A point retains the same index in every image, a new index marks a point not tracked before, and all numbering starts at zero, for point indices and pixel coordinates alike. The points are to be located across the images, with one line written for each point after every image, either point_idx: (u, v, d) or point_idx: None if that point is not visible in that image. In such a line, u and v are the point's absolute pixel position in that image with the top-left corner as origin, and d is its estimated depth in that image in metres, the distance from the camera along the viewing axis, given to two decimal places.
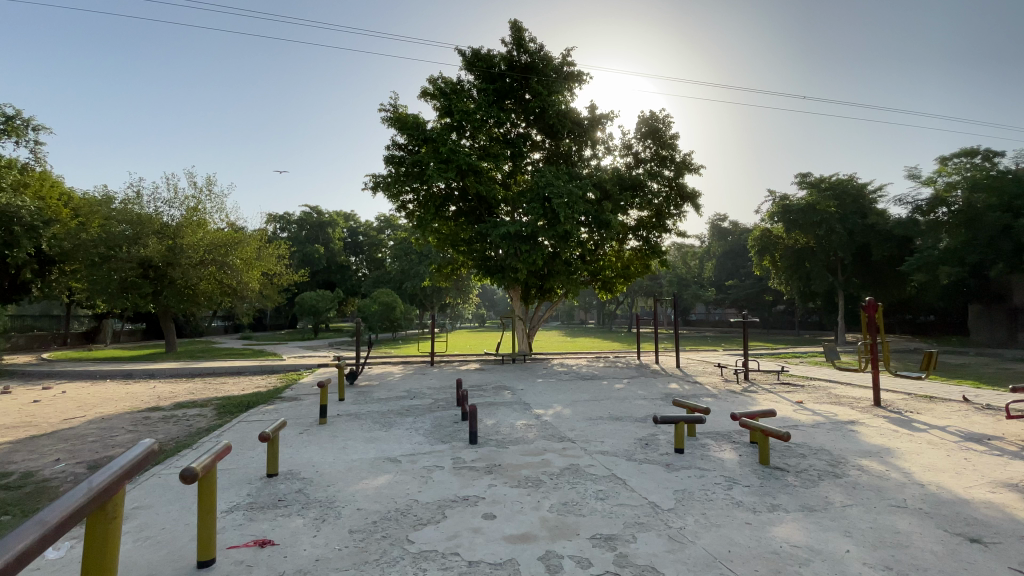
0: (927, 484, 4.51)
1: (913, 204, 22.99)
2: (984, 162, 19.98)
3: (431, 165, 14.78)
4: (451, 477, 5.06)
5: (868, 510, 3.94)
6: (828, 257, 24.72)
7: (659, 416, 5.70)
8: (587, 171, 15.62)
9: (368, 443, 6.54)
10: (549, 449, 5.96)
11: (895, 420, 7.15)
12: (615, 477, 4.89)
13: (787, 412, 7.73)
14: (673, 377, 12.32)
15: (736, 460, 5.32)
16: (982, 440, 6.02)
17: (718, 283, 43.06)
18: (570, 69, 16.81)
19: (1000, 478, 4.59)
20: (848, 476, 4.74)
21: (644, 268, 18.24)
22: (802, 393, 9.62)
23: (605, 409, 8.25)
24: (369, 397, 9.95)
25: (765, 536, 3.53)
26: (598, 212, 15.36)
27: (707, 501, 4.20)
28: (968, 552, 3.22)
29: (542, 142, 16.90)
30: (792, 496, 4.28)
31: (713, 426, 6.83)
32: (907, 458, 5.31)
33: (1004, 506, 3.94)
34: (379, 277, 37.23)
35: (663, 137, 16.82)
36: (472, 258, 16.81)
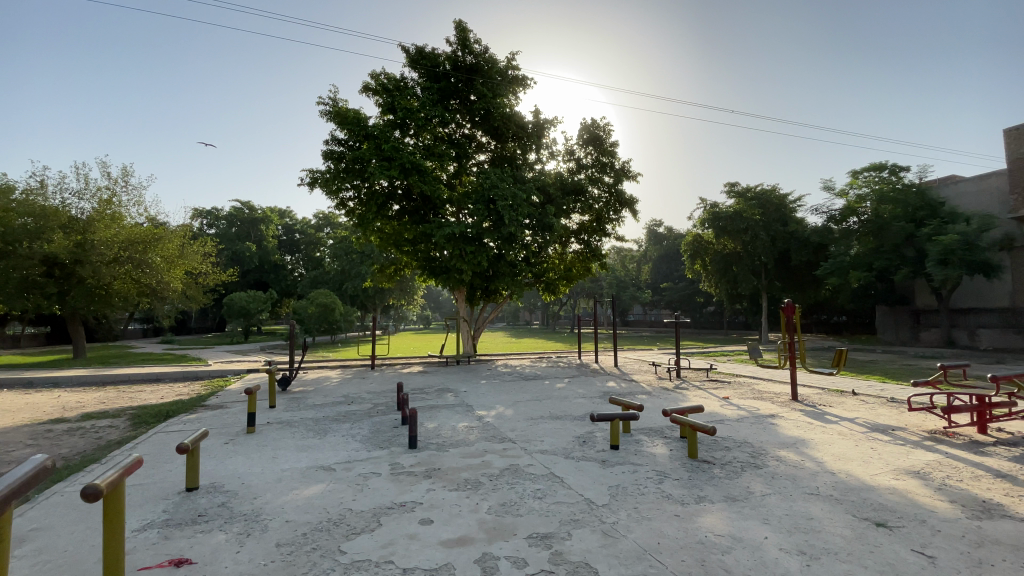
0: (837, 472, 4.91)
1: (828, 213, 25.06)
2: (890, 176, 22.06)
3: (372, 162, 14.41)
4: (388, 484, 4.93)
5: (786, 498, 4.22)
6: (754, 261, 26.48)
7: (596, 415, 5.83)
8: (532, 174, 15.78)
9: (300, 452, 6.24)
10: (490, 450, 5.94)
11: (810, 413, 7.74)
12: (553, 476, 4.95)
13: (715, 408, 8.17)
14: (612, 376, 12.68)
15: (667, 455, 5.55)
16: (883, 430, 6.63)
17: (654, 286, 44.93)
18: (515, 73, 16.95)
19: (900, 466, 5.06)
20: (768, 467, 5.08)
21: (585, 271, 18.66)
22: (730, 389, 10.20)
23: (546, 409, 8.37)
24: (303, 403, 9.51)
25: (692, 527, 3.70)
26: (541, 216, 15.56)
27: (640, 496, 4.35)
28: (873, 536, 3.52)
29: (487, 144, 16.91)
30: (718, 487, 4.52)
31: (648, 423, 7.09)
32: (820, 449, 5.76)
33: (902, 492, 4.36)
34: (317, 277, 35.74)
35: (604, 145, 17.33)
36: (416, 258, 16.52)
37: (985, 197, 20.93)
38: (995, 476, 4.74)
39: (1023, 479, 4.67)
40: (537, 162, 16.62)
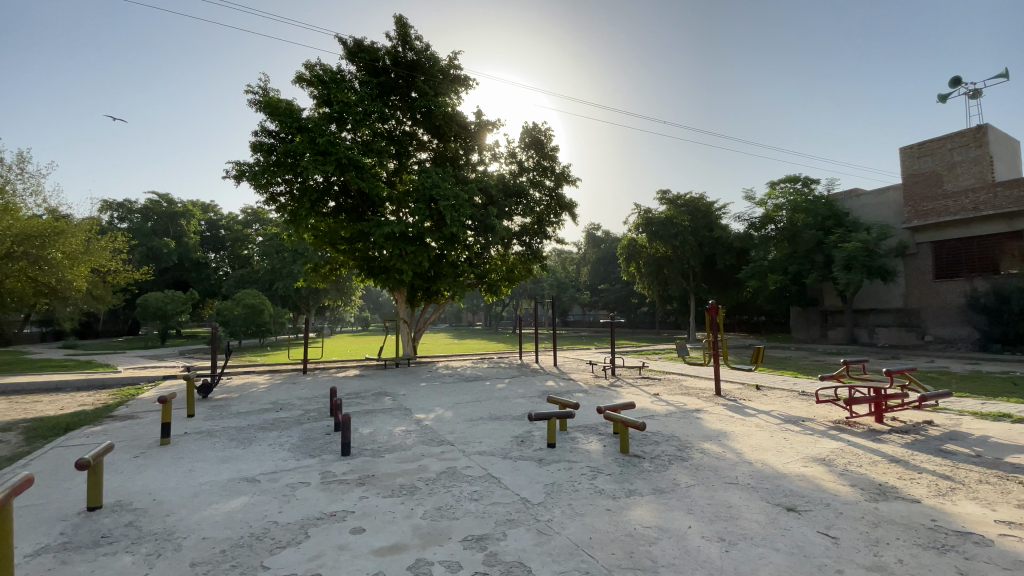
0: (754, 462, 5.27)
1: (749, 220, 26.94)
2: (803, 188, 24.03)
3: (306, 156, 13.73)
4: (318, 493, 4.71)
5: (708, 488, 4.48)
6: (683, 265, 27.94)
7: (534, 415, 5.89)
8: (474, 175, 15.73)
9: (222, 464, 5.82)
10: (427, 454, 5.85)
11: (731, 407, 8.28)
12: (490, 477, 4.95)
13: (647, 404, 8.52)
14: (551, 376, 12.90)
15: (601, 451, 5.72)
16: (795, 421, 7.20)
17: (593, 287, 46.23)
18: (457, 73, 16.84)
19: (809, 455, 5.52)
20: (693, 459, 5.36)
21: (527, 272, 18.86)
22: (660, 386, 10.69)
23: (485, 410, 8.37)
24: (227, 411, 8.90)
25: (622, 520, 3.83)
26: (483, 217, 15.58)
27: (574, 492, 4.44)
28: (784, 520, 3.81)
29: (429, 143, 16.64)
30: (646, 480, 4.72)
31: (584, 421, 7.27)
32: (739, 440, 6.16)
33: (810, 478, 4.76)
34: (244, 276, 33.66)
35: (545, 149, 17.58)
36: (354, 257, 15.93)
37: (882, 209, 23.32)
38: (888, 461, 5.27)
39: (909, 462, 5.25)
40: (478, 163, 16.57)
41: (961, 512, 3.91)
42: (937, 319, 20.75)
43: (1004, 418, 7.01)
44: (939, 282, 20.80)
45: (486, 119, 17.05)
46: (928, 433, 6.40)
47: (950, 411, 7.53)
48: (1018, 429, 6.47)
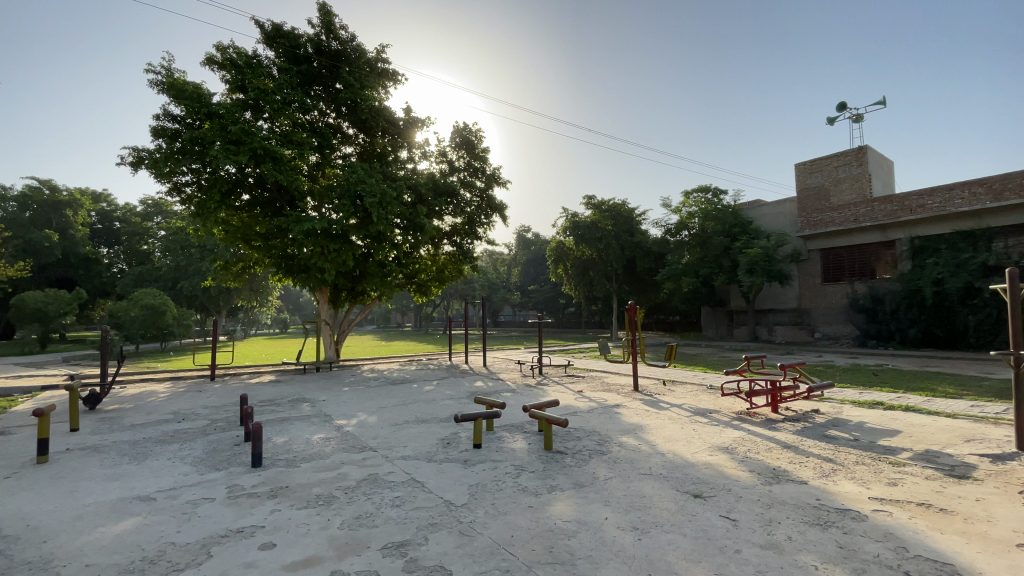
0: (666, 453, 5.60)
1: (666, 226, 28.61)
2: (713, 198, 25.90)
3: (216, 144, 12.70)
4: (224, 509, 4.36)
5: (625, 480, 4.69)
6: (607, 267, 29.13)
7: (460, 416, 5.87)
8: (402, 173, 15.34)
9: (111, 482, 5.22)
10: (347, 461, 5.62)
11: (648, 402, 8.75)
12: (414, 481, 4.85)
13: (570, 401, 8.79)
14: (479, 376, 12.92)
15: (525, 449, 5.83)
16: (704, 413, 7.74)
17: (523, 288, 46.90)
18: (384, 67, 16.36)
19: (715, 444, 5.97)
20: (611, 453, 5.60)
21: (457, 272, 18.74)
22: (583, 383, 11.09)
23: (410, 413, 8.21)
24: (119, 424, 8.01)
25: (543, 516, 3.91)
26: (412, 216, 15.24)
27: (498, 492, 4.47)
28: (692, 506, 4.08)
29: (355, 137, 16.03)
30: (568, 475, 4.87)
31: (509, 420, 7.35)
32: (654, 433, 6.52)
33: (715, 466, 5.14)
34: (144, 274, 30.49)
35: (476, 149, 17.56)
36: (270, 255, 14.93)
37: (780, 219, 25.74)
38: (781, 447, 5.82)
39: (798, 447, 5.83)
40: (406, 160, 16.13)
41: (840, 491, 4.40)
42: (825, 318, 23.24)
43: (876, 405, 8.01)
44: (827, 285, 23.32)
45: (416, 117, 16.71)
46: (816, 421, 7.15)
47: (833, 400, 8.46)
48: (885, 414, 7.42)
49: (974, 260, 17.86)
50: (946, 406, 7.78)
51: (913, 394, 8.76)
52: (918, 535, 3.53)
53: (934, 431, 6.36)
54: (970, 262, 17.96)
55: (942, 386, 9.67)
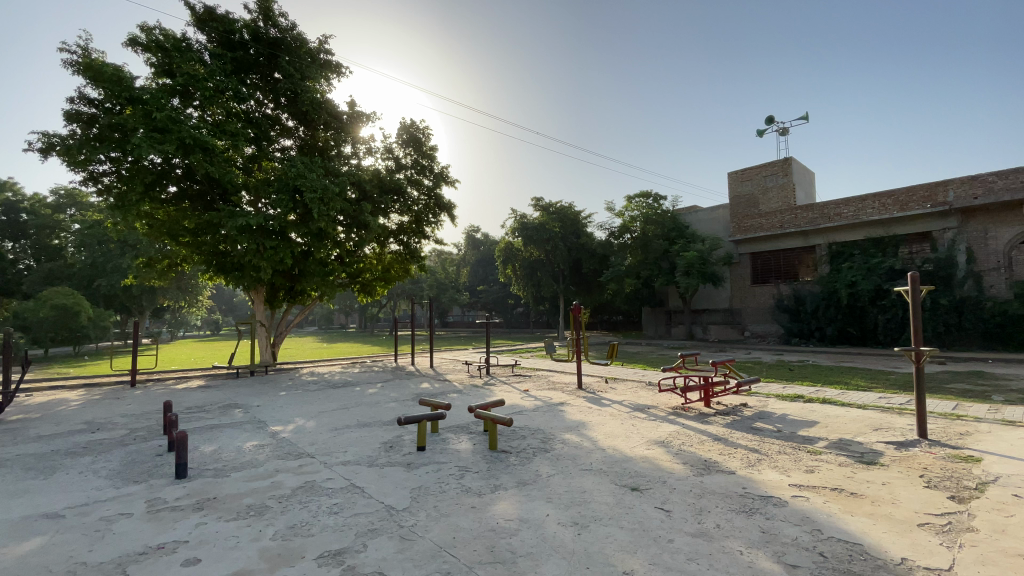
0: (607, 449, 5.75)
1: (610, 229, 29.47)
2: (654, 203, 26.96)
3: (139, 132, 11.78)
4: (142, 525, 4.04)
5: (566, 476, 4.79)
6: (554, 268, 29.61)
7: (403, 419, 5.75)
8: (346, 169, 14.82)
9: (9, 500, 4.71)
10: (282, 469, 5.38)
11: (591, 399, 8.97)
12: (353, 487, 4.71)
13: (516, 400, 8.85)
14: (426, 377, 12.76)
15: (469, 450, 5.81)
16: (643, 409, 8.03)
17: (471, 288, 46.73)
18: (327, 58, 15.78)
19: (653, 438, 6.21)
20: (554, 450, 5.69)
21: (404, 272, 18.41)
22: (530, 382, 11.21)
23: (352, 417, 7.97)
24: (22, 436, 7.24)
25: (485, 516, 3.92)
26: (355, 213, 14.78)
27: (440, 494, 4.43)
28: (630, 499, 4.23)
29: (295, 129, 15.37)
30: (511, 474, 4.90)
31: (454, 421, 7.30)
32: (596, 429, 6.69)
33: (653, 460, 5.34)
34: (55, 271, 27.76)
35: (424, 147, 17.29)
36: (200, 252, 14.01)
37: (715, 224, 27.15)
38: (713, 440, 6.14)
39: (728, 439, 6.18)
40: (349, 155, 15.59)
41: (764, 480, 4.70)
42: (754, 317, 24.75)
43: (797, 398, 8.63)
44: (756, 287, 24.85)
45: (361, 111, 16.23)
46: (744, 414, 7.59)
47: (760, 395, 9.03)
48: (805, 406, 8.01)
49: (883, 264, 19.65)
50: (857, 398, 8.50)
51: (830, 388, 9.49)
52: (832, 518, 3.84)
53: (846, 421, 6.94)
54: (879, 266, 19.74)
55: (855, 380, 10.55)
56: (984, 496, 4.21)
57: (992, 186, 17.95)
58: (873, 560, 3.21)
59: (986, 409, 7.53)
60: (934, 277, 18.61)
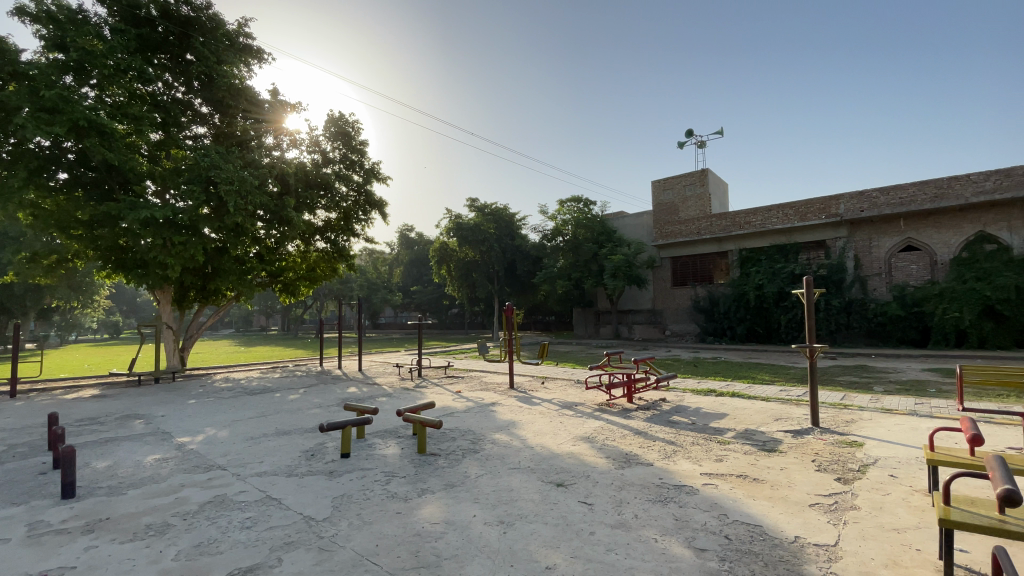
0: (535, 446, 5.87)
1: (544, 232, 30.08)
2: (584, 207, 27.86)
3: (22, 110, 10.44)
4: (17, 552, 3.57)
5: (495, 476, 4.82)
6: (488, 269, 29.70)
7: (326, 425, 5.51)
8: (268, 161, 13.93)
9: None
10: (190, 483, 4.98)
11: (522, 399, 9.11)
12: (269, 499, 4.45)
13: (447, 402, 8.80)
14: (354, 381, 12.34)
15: (397, 454, 5.69)
16: (571, 407, 8.28)
17: (405, 288, 45.75)
18: (247, 43, 14.80)
19: (579, 435, 6.41)
20: (483, 451, 5.71)
21: (331, 271, 17.70)
22: (462, 383, 11.19)
23: (271, 424, 7.54)
24: None
25: (411, 521, 3.85)
26: (277, 208, 13.99)
27: (364, 501, 4.29)
28: (555, 495, 4.34)
29: (209, 116, 14.28)
30: (439, 477, 4.85)
31: (381, 425, 7.12)
32: (525, 428, 6.80)
33: (579, 455, 5.52)
34: None
35: (353, 142, 16.63)
36: (96, 246, 12.62)
37: (641, 229, 28.52)
38: (635, 434, 6.44)
39: (648, 433, 6.51)
40: (271, 145, 14.64)
41: (678, 470, 5.01)
42: (675, 318, 26.24)
43: (710, 392, 9.28)
44: (676, 289, 26.38)
45: (285, 100, 15.37)
46: (663, 408, 8.05)
47: (678, 390, 9.60)
48: (718, 400, 8.63)
49: (785, 269, 21.60)
50: (761, 391, 9.29)
51: (739, 383, 10.30)
52: (738, 503, 4.16)
53: (752, 412, 7.56)
54: (783, 270, 21.69)
55: (761, 375, 11.52)
56: (864, 477, 4.76)
57: (875, 202, 20.34)
58: (771, 540, 3.52)
59: (866, 398, 8.51)
60: (828, 280, 20.75)
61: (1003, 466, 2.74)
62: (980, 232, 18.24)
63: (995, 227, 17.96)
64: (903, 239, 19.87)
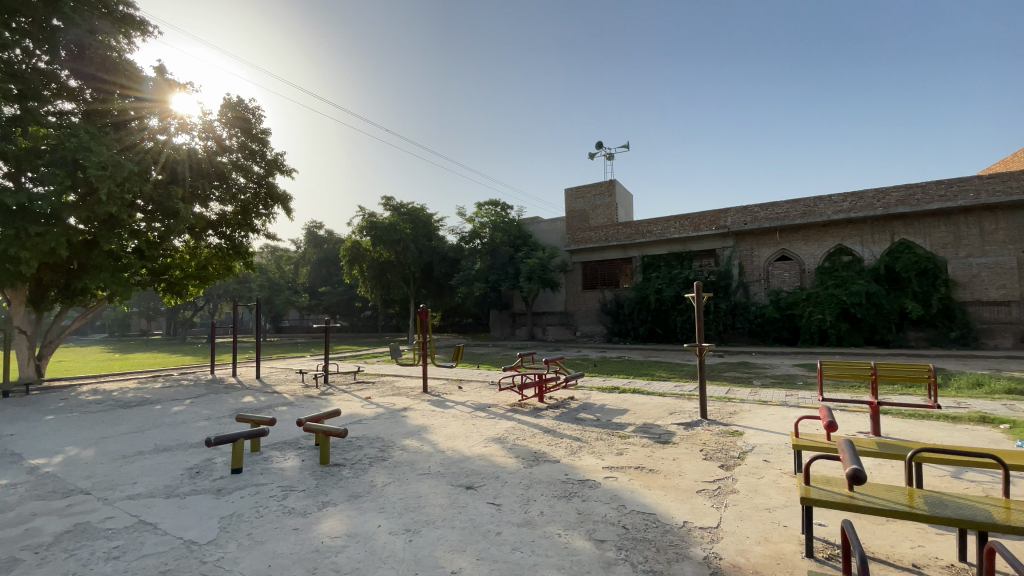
0: (446, 450, 5.82)
1: (461, 234, 29.96)
2: (501, 211, 28.23)
3: None
4: None
5: (403, 483, 4.71)
6: (403, 270, 28.91)
7: (214, 439, 5.04)
8: (150, 143, 12.63)
9: None
10: (44, 512, 4.30)
11: (434, 403, 8.98)
12: (142, 524, 3.97)
13: (355, 409, 8.44)
14: (252, 389, 11.44)
15: (297, 466, 5.35)
16: (483, 408, 8.34)
17: (311, 289, 43.07)
18: (128, 12, 13.12)
19: (490, 436, 6.47)
20: (392, 457, 5.56)
21: (225, 270, 16.27)
22: (372, 389, 10.79)
23: (150, 441, 6.73)
24: None
25: (309, 536, 3.65)
26: (161, 197, 12.56)
27: (257, 519, 3.98)
28: (464, 498, 4.34)
29: (80, 92, 12.51)
30: (343, 488, 4.64)
31: (281, 437, 6.65)
32: (436, 432, 6.72)
33: (489, 456, 5.57)
34: None
35: (253, 130, 15.41)
36: None
37: (555, 234, 29.46)
38: (544, 432, 6.63)
39: (556, 431, 6.72)
40: (156, 129, 13.10)
41: (583, 465, 5.24)
42: (585, 319, 27.40)
43: (614, 389, 9.81)
44: (586, 292, 27.57)
45: (173, 78, 13.87)
46: (571, 406, 8.37)
47: (586, 389, 10.02)
48: (621, 397, 9.14)
49: (681, 275, 23.47)
50: (659, 387, 10.01)
51: (640, 380, 10.99)
52: (635, 494, 4.44)
53: (651, 407, 8.12)
54: (679, 277, 23.54)
55: (660, 373, 12.38)
56: (742, 462, 5.30)
57: (756, 216, 22.84)
58: (663, 527, 3.79)
59: (746, 392, 9.49)
60: (716, 285, 22.86)
61: (851, 448, 3.19)
62: (839, 245, 21.10)
63: (850, 241, 20.89)
64: (778, 250, 22.46)
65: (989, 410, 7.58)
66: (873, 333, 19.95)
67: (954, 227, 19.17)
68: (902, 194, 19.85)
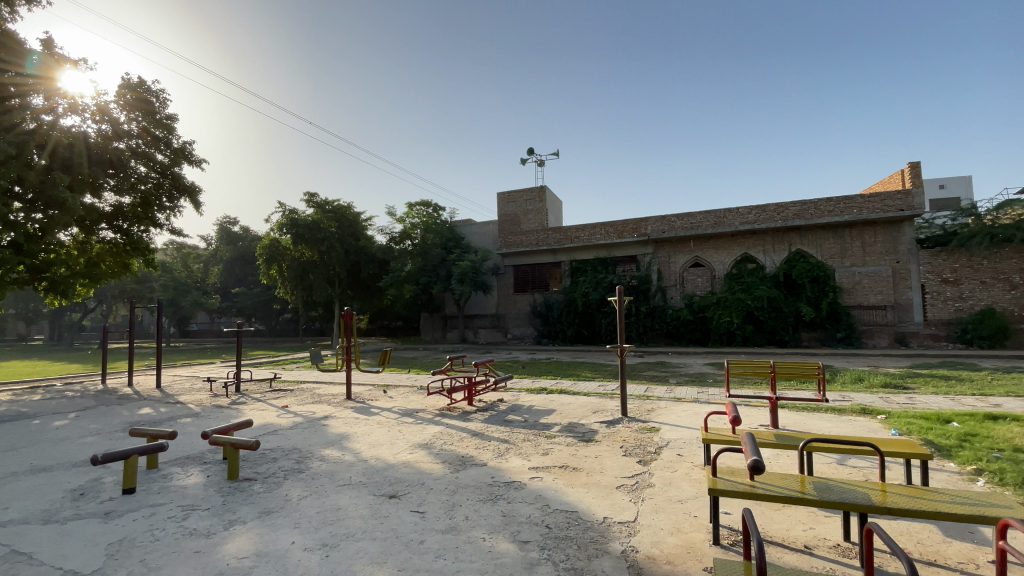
0: (369, 459, 5.62)
1: (390, 234, 29.16)
2: (433, 212, 27.83)
3: None
4: None
5: (321, 496, 4.48)
6: (328, 270, 27.60)
7: (102, 457, 4.51)
8: (34, 125, 11.17)
9: None
10: None
11: (358, 409, 8.65)
12: (10, 556, 3.47)
13: (270, 418, 7.92)
14: (151, 400, 10.38)
15: (201, 483, 4.92)
16: (410, 414, 8.16)
17: (224, 290, 39.96)
18: None
19: (416, 442, 6.34)
20: (310, 469, 5.29)
21: (121, 268, 14.69)
22: (290, 397, 10.19)
23: (22, 460, 5.89)
24: None
25: (212, 558, 3.37)
26: (44, 184, 11.09)
27: (152, 544, 3.61)
28: (387, 508, 4.21)
29: None
30: (254, 504, 4.34)
31: (183, 452, 6.09)
32: (360, 440, 6.47)
33: (415, 463, 5.45)
34: None
35: (157, 115, 14.00)
36: None
37: (487, 237, 29.57)
38: (471, 436, 6.61)
39: (484, 434, 6.72)
40: (41, 109, 11.60)
41: (509, 467, 5.28)
42: (516, 321, 27.71)
43: (541, 391, 9.98)
44: (517, 294, 27.93)
45: (62, 54, 12.34)
46: (499, 409, 8.41)
47: (515, 391, 10.11)
48: (548, 398, 9.33)
49: (606, 279, 24.44)
50: (584, 387, 10.34)
51: (567, 381, 11.30)
52: (558, 493, 4.54)
53: (576, 407, 8.36)
54: (604, 281, 24.48)
55: (585, 374, 12.78)
56: (658, 458, 5.59)
57: (673, 225, 24.37)
58: (585, 524, 3.90)
59: (663, 390, 10.06)
60: (637, 289, 24.04)
61: (752, 442, 3.47)
62: (745, 253, 22.97)
63: (755, 250, 22.84)
64: (692, 257, 24.06)
65: (867, 403, 8.57)
66: (774, 334, 21.85)
67: (840, 240, 21.57)
68: (798, 209, 22.09)
